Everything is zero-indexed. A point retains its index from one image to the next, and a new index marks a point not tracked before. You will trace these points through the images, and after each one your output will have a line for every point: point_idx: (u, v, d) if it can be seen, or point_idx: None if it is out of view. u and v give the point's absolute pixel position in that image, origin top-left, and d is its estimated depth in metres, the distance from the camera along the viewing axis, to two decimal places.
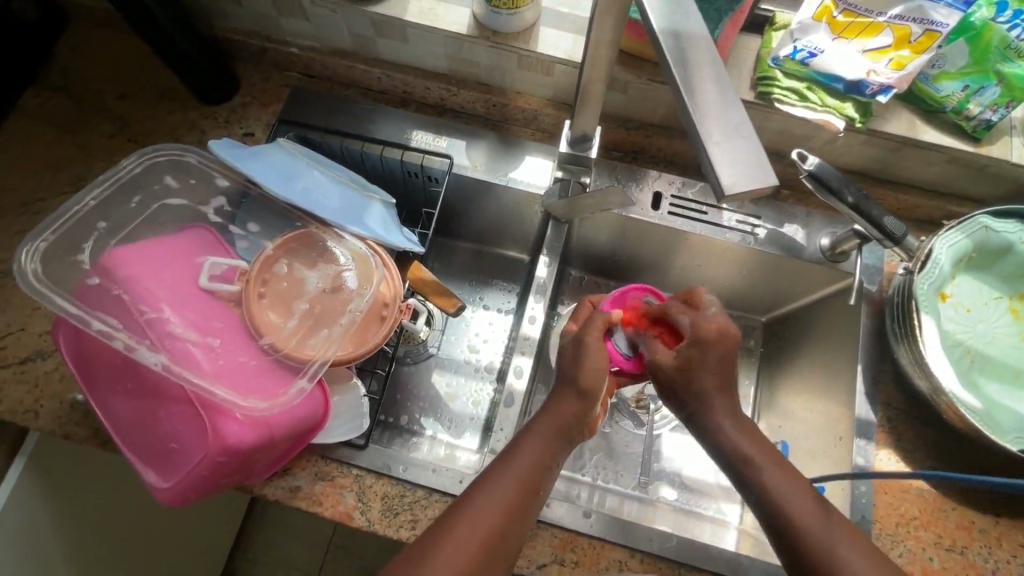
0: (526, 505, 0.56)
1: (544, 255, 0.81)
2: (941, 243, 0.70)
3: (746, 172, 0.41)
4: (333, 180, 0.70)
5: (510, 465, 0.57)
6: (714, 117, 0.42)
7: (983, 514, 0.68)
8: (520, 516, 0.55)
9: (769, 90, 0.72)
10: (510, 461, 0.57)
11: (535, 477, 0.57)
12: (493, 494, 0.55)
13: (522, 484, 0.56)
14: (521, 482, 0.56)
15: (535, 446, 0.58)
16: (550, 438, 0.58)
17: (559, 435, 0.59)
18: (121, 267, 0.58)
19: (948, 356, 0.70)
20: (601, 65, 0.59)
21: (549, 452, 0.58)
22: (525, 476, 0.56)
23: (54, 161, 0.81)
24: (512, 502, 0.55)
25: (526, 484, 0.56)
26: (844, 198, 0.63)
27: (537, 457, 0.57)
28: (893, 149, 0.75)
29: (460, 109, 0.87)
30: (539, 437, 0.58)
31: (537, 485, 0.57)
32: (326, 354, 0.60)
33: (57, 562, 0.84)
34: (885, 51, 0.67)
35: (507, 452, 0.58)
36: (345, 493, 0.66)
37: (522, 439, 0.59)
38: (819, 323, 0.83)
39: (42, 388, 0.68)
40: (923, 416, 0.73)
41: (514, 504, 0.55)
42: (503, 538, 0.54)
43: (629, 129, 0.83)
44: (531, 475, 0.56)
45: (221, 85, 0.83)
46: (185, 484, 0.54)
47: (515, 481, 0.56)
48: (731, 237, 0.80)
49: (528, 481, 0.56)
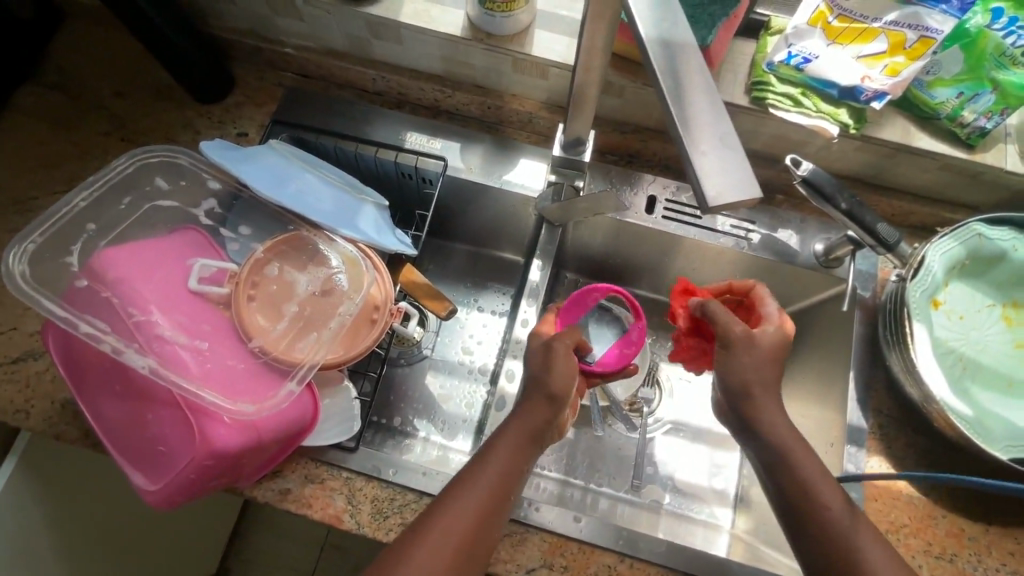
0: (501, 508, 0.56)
1: (537, 258, 0.81)
2: (934, 250, 0.70)
3: (732, 183, 0.41)
4: (325, 182, 0.69)
5: (482, 473, 0.56)
6: (702, 127, 0.42)
7: (972, 522, 0.68)
8: (493, 521, 0.55)
9: (764, 95, 0.72)
10: (480, 469, 0.57)
11: (506, 485, 0.56)
12: (463, 503, 0.54)
13: (493, 492, 0.55)
14: (492, 491, 0.55)
15: (506, 452, 0.58)
16: (523, 444, 0.58)
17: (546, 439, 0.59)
18: (110, 269, 0.58)
19: (939, 363, 0.70)
20: (595, 69, 0.59)
21: (521, 458, 0.58)
22: (495, 484, 0.56)
23: (48, 160, 0.80)
24: (481, 510, 0.54)
25: (496, 492, 0.56)
26: (838, 204, 0.63)
27: (509, 464, 0.57)
28: (887, 155, 0.74)
29: (455, 111, 0.87)
30: (527, 442, 0.58)
31: (508, 491, 0.56)
32: (316, 357, 0.60)
33: (48, 560, 0.84)
34: (880, 57, 0.67)
35: (476, 461, 0.58)
36: (335, 496, 0.66)
37: (496, 441, 0.58)
38: (813, 329, 0.83)
39: (33, 387, 0.68)
40: (915, 423, 0.73)
41: (484, 512, 0.54)
42: (476, 543, 0.54)
43: (624, 133, 0.83)
44: (502, 484, 0.56)
45: (216, 85, 0.82)
46: (172, 487, 0.54)
47: (485, 489, 0.55)
48: (725, 242, 0.80)
49: (502, 487, 0.56)
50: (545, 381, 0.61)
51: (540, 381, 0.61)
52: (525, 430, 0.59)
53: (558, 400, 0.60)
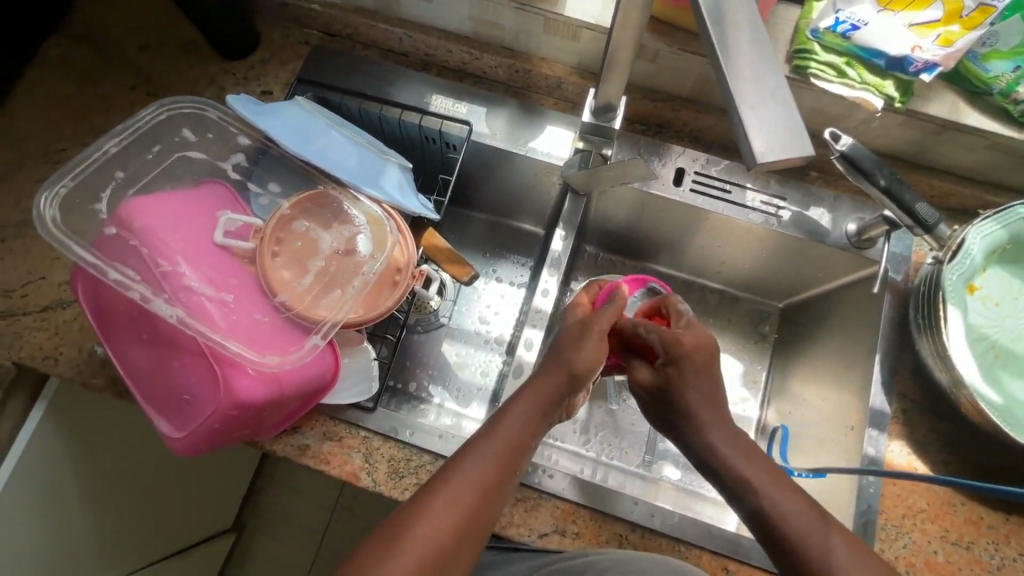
0: (506, 478, 0.56)
1: (560, 228, 0.80)
2: (975, 232, 0.67)
3: (782, 141, 0.39)
4: (351, 141, 0.69)
5: (490, 444, 0.57)
6: (752, 82, 0.41)
7: (994, 511, 0.67)
8: (496, 495, 0.55)
9: (806, 64, 0.69)
10: (484, 445, 0.57)
11: (511, 459, 0.57)
12: (467, 478, 0.54)
13: (500, 463, 0.56)
14: (498, 462, 0.56)
15: (517, 424, 0.58)
16: (537, 416, 0.59)
17: (557, 407, 0.60)
18: (138, 217, 0.58)
19: (971, 349, 0.68)
20: (631, 29, 0.56)
21: (532, 431, 0.58)
22: (503, 456, 0.56)
23: (74, 112, 0.81)
24: (486, 485, 0.55)
25: (502, 464, 0.56)
26: (876, 181, 0.61)
27: (518, 435, 0.58)
28: (932, 132, 0.71)
29: (482, 75, 0.85)
30: (532, 414, 0.59)
31: (515, 464, 0.57)
32: (338, 315, 0.60)
33: (77, 505, 0.86)
34: (934, 26, 0.63)
35: (482, 436, 0.58)
36: (352, 453, 0.67)
37: (505, 413, 0.59)
38: (838, 312, 0.82)
39: (61, 335, 0.70)
40: (939, 410, 0.71)
41: (486, 491, 0.55)
42: (476, 517, 0.54)
43: (656, 101, 0.80)
44: (510, 455, 0.57)
45: (241, 40, 0.81)
46: (197, 434, 0.55)
47: (492, 461, 0.56)
48: (754, 218, 0.78)
49: (506, 459, 0.56)
50: (562, 352, 0.61)
51: (563, 355, 0.60)
52: (526, 399, 0.59)
53: (576, 374, 0.59)
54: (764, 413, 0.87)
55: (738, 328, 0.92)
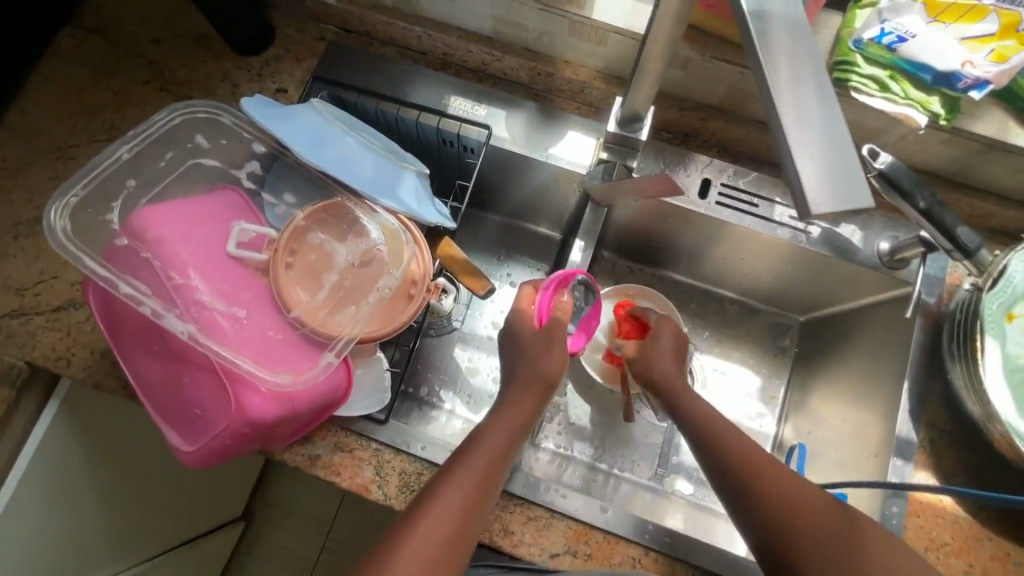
0: (492, 491, 0.56)
1: (580, 238, 0.77)
2: (1018, 258, 0.65)
3: (836, 187, 0.37)
4: (367, 147, 0.67)
5: (475, 456, 0.57)
6: (803, 122, 0.38)
7: (1020, 546, 0.66)
8: (483, 508, 0.55)
9: (847, 76, 0.65)
10: (470, 458, 0.57)
11: (495, 470, 0.57)
12: (454, 492, 0.54)
13: (485, 475, 0.56)
14: (483, 474, 0.56)
15: (501, 434, 0.59)
16: (515, 429, 0.60)
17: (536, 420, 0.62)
18: (150, 229, 0.56)
19: (1007, 380, 0.64)
20: (666, 41, 0.53)
21: (514, 444, 0.59)
22: (488, 467, 0.56)
23: (86, 108, 0.79)
24: (473, 498, 0.54)
25: (487, 475, 0.56)
26: (916, 202, 0.58)
27: (501, 446, 0.58)
28: (976, 151, 0.68)
29: (503, 76, 0.82)
30: (515, 426, 0.60)
31: (499, 476, 0.57)
32: (352, 331, 0.59)
33: (88, 502, 0.87)
34: (987, 41, 0.61)
35: (467, 448, 0.58)
36: (363, 466, 0.66)
37: (486, 426, 0.60)
38: (863, 330, 0.79)
39: (74, 337, 0.69)
40: (967, 441, 0.69)
41: (472, 504, 0.54)
42: (464, 531, 0.53)
43: (683, 110, 0.77)
44: (494, 466, 0.57)
45: (256, 36, 0.79)
46: (208, 449, 0.54)
47: (477, 473, 0.56)
48: (781, 234, 0.75)
49: (488, 474, 0.56)
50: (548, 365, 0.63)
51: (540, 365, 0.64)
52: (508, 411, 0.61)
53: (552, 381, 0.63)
54: (781, 429, 0.85)
55: (758, 341, 0.90)
